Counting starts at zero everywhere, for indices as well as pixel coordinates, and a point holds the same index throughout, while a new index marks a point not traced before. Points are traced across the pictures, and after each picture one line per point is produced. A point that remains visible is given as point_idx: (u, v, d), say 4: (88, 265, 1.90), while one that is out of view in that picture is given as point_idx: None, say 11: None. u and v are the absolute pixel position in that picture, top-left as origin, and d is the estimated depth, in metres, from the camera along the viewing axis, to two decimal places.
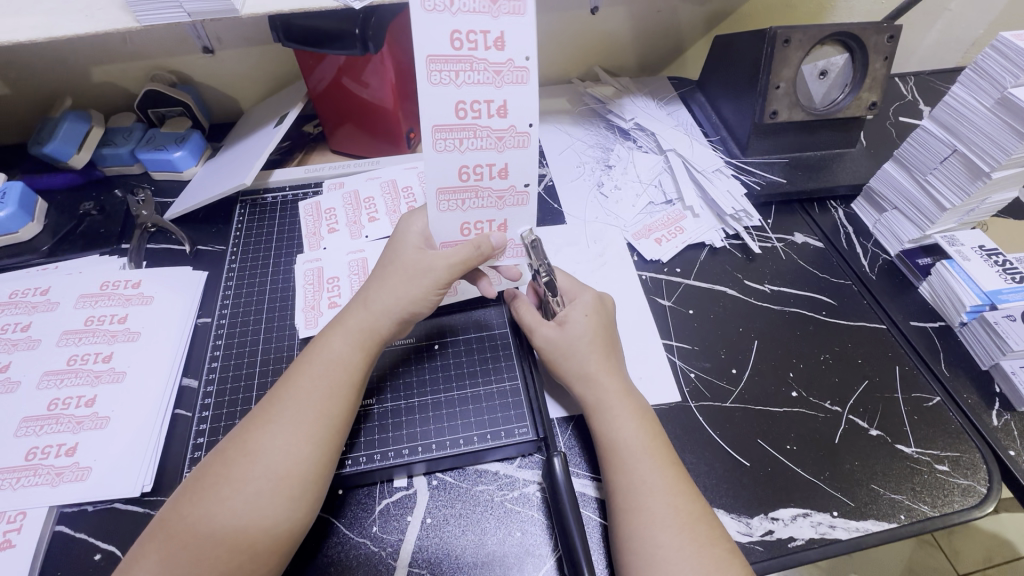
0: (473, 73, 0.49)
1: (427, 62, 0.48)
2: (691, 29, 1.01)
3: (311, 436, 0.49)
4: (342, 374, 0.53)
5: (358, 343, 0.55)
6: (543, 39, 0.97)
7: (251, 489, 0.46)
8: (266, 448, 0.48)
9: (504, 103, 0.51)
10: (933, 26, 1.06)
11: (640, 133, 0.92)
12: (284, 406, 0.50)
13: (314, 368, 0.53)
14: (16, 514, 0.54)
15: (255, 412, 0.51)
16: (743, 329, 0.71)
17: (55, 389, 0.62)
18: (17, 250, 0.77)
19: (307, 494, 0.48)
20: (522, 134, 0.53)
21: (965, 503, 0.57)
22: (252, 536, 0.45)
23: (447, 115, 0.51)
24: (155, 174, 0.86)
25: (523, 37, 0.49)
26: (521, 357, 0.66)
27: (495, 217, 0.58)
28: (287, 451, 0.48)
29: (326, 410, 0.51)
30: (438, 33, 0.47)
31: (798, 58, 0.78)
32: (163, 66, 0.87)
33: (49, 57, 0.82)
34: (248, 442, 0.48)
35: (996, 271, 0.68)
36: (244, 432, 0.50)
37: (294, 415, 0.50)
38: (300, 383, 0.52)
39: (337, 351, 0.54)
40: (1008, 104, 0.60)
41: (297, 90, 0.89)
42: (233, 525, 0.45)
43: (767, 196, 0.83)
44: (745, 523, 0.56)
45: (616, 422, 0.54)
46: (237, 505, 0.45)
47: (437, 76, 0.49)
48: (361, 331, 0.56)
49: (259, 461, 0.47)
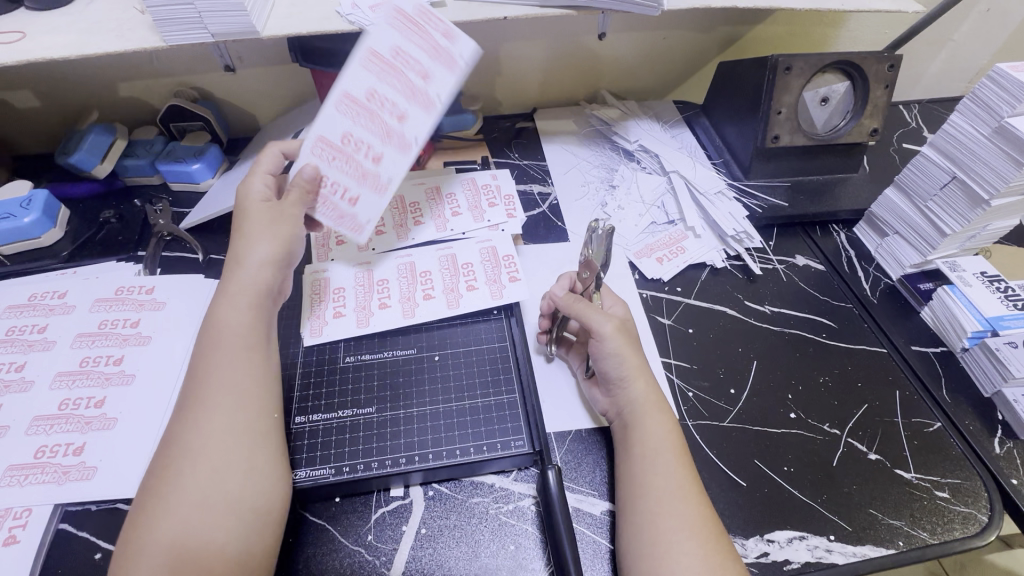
0: (394, 81, 0.60)
1: (367, 52, 0.58)
2: (696, 56, 1.03)
3: (242, 404, 0.52)
4: (246, 341, 0.55)
5: (252, 305, 0.57)
6: (551, 63, 1.00)
7: (201, 472, 0.48)
8: (205, 432, 0.50)
9: (404, 115, 0.61)
10: (936, 56, 1.07)
11: (644, 154, 0.94)
12: (206, 389, 0.52)
13: (221, 346, 0.54)
14: (22, 510, 0.55)
15: (182, 407, 0.52)
16: (743, 349, 0.71)
17: (67, 390, 0.64)
18: (37, 255, 0.80)
19: (257, 462, 0.51)
20: (406, 144, 0.63)
21: (965, 531, 0.56)
22: (220, 516, 0.47)
23: (359, 92, 0.60)
24: (173, 185, 0.89)
25: (445, 86, 0.61)
26: (505, 365, 0.67)
27: (351, 189, 0.65)
28: (223, 428, 0.50)
29: (247, 380, 0.53)
30: (386, 41, 0.57)
31: (799, 85, 0.80)
32: (186, 82, 0.91)
33: (79, 73, 0.87)
34: (183, 434, 0.50)
35: (997, 297, 0.68)
36: (175, 426, 0.51)
37: (221, 386, 0.52)
38: (213, 364, 0.53)
39: (235, 321, 0.56)
40: (1006, 133, 0.61)
41: (312, 107, 0.92)
42: (197, 509, 0.47)
43: (769, 218, 0.84)
44: (740, 544, 0.55)
45: (643, 438, 0.55)
46: (193, 490, 0.48)
47: (369, 65, 0.58)
48: (254, 294, 0.57)
49: (200, 448, 0.49)
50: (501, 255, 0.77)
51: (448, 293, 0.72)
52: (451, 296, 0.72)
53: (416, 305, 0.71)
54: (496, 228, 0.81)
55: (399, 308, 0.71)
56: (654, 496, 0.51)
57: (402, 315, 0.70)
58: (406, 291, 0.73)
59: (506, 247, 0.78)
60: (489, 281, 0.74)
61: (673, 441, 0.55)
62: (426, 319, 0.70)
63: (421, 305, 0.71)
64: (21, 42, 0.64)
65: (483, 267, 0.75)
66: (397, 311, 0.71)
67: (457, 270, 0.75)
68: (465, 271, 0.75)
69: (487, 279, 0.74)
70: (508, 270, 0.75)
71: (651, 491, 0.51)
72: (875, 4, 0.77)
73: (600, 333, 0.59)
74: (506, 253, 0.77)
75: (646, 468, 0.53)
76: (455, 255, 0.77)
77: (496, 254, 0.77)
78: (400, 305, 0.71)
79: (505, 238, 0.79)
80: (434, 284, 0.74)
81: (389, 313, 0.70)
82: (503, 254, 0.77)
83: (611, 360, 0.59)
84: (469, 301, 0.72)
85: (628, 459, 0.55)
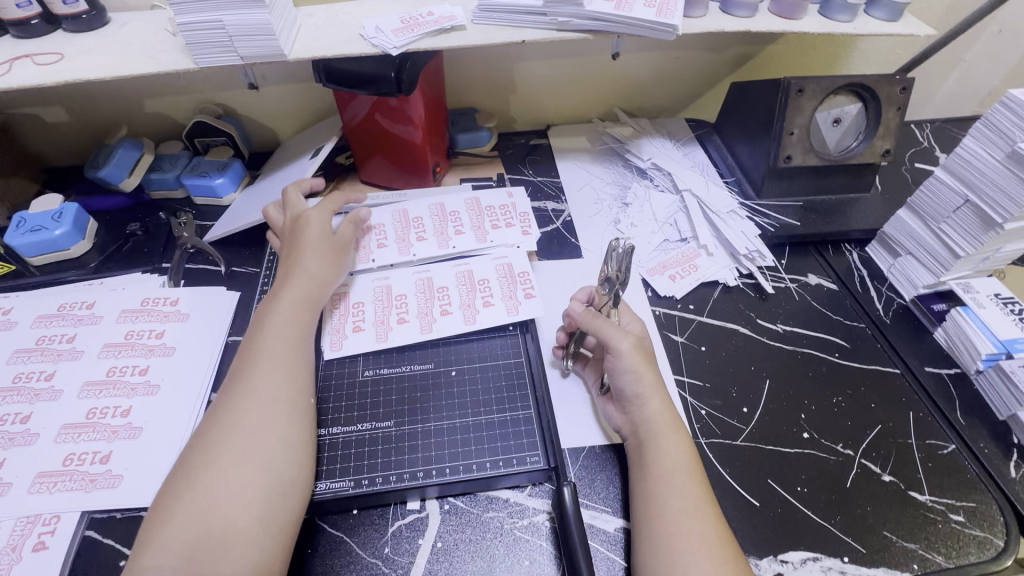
0: (437, 220, 0.85)
1: (435, 198, 0.89)
2: (708, 76, 1.05)
3: (278, 387, 0.57)
4: (291, 335, 0.62)
5: (300, 307, 0.65)
6: (566, 83, 1.02)
7: (230, 445, 0.52)
8: (239, 408, 0.55)
9: (422, 237, 0.83)
10: (949, 76, 1.08)
11: (656, 173, 0.95)
12: (248, 373, 0.58)
13: (268, 336, 0.61)
14: (51, 517, 0.57)
15: (224, 389, 0.57)
16: (755, 367, 0.72)
17: (94, 399, 0.66)
18: (66, 266, 0.82)
19: (286, 436, 0.55)
20: (405, 250, 0.81)
21: (981, 556, 0.56)
22: (244, 482, 0.50)
23: (409, 209, 0.87)
24: (197, 199, 0.91)
25: (466, 244, 0.82)
26: (521, 378, 0.68)
27: None
28: (258, 404, 0.55)
29: (286, 365, 0.59)
30: (453, 198, 0.89)
31: (811, 107, 0.81)
32: (211, 100, 0.94)
33: (109, 90, 0.90)
34: (221, 409, 0.55)
35: (1012, 320, 0.68)
36: (221, 404, 0.56)
37: (263, 368, 0.58)
38: (258, 351, 0.60)
39: (282, 316, 0.63)
40: (1018, 158, 0.61)
41: (332, 124, 0.94)
42: (224, 475, 0.50)
43: (781, 237, 0.85)
44: (754, 564, 0.56)
45: (659, 457, 0.56)
46: (223, 459, 0.51)
47: (430, 204, 0.88)
48: (302, 298, 0.66)
49: (233, 422, 0.54)
50: (517, 271, 0.78)
51: (465, 308, 0.74)
52: (468, 312, 0.73)
53: (434, 321, 0.73)
54: (512, 244, 0.83)
55: (417, 322, 0.73)
56: (668, 515, 0.52)
57: (420, 329, 0.72)
58: (424, 305, 0.74)
59: (522, 263, 0.79)
60: (505, 297, 0.75)
61: (686, 460, 0.56)
62: (444, 334, 0.72)
63: (439, 320, 0.73)
64: (59, 63, 0.67)
65: (499, 284, 0.77)
66: (415, 325, 0.72)
67: (474, 286, 0.76)
68: (481, 287, 0.76)
69: (503, 295, 0.75)
70: (524, 287, 0.76)
71: (666, 509, 0.52)
72: (886, 28, 0.78)
73: (617, 350, 0.60)
74: (522, 269, 0.79)
75: (660, 486, 0.54)
76: (471, 270, 0.78)
77: (512, 270, 0.78)
78: (418, 320, 0.73)
79: (519, 255, 0.81)
80: (451, 299, 0.75)
81: (408, 328, 0.72)
82: (519, 270, 0.78)
83: (627, 377, 0.60)
84: (486, 316, 0.73)
85: (643, 477, 0.55)
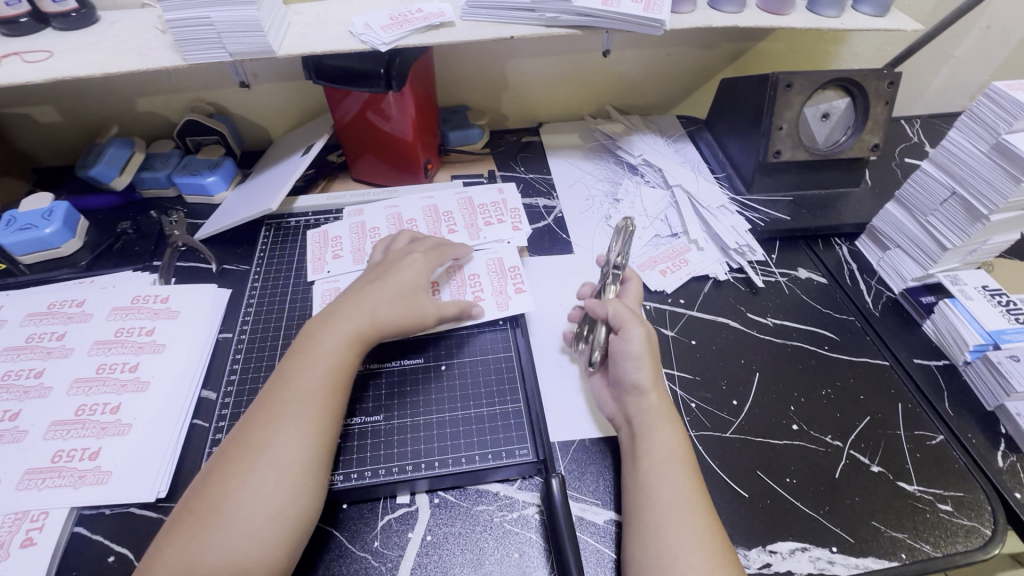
0: (431, 220, 0.85)
1: (426, 197, 0.89)
2: (699, 72, 1.05)
3: (313, 427, 0.53)
4: (337, 370, 0.57)
5: (350, 341, 0.60)
6: (558, 80, 1.02)
7: (255, 479, 0.49)
8: (270, 441, 0.51)
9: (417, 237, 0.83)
10: (938, 72, 1.09)
11: (648, 169, 0.95)
12: (286, 403, 0.54)
13: (312, 365, 0.57)
14: (39, 513, 0.57)
15: (258, 409, 0.55)
16: (745, 360, 0.72)
17: (83, 396, 0.66)
18: (57, 264, 0.82)
19: (311, 481, 0.51)
20: None
21: (969, 545, 0.56)
22: (259, 524, 0.48)
23: (401, 210, 0.87)
24: (188, 197, 0.91)
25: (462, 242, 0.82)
26: (523, 380, 0.68)
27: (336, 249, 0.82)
28: (290, 443, 0.52)
29: (325, 403, 0.55)
30: (446, 196, 0.89)
31: (800, 102, 0.81)
32: (202, 98, 0.94)
33: (100, 89, 0.90)
34: (254, 435, 0.52)
35: (999, 311, 0.69)
36: (247, 430, 0.53)
37: (295, 405, 0.54)
38: (300, 379, 0.56)
39: (330, 348, 0.58)
40: (1003, 150, 0.62)
41: (323, 122, 0.94)
42: (242, 513, 0.48)
43: (771, 232, 0.85)
44: (743, 555, 0.56)
45: (649, 449, 0.56)
46: (245, 495, 0.49)
47: (422, 203, 0.88)
48: (354, 331, 0.60)
49: (263, 455, 0.51)
50: (507, 267, 0.78)
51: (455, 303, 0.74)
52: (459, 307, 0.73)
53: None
54: (502, 240, 0.83)
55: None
56: (657, 506, 0.52)
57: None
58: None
59: (513, 258, 0.80)
60: (496, 292, 0.75)
61: (676, 451, 0.56)
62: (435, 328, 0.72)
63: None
64: (49, 61, 0.67)
65: (489, 279, 0.77)
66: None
67: (464, 279, 0.76)
68: (471, 281, 0.76)
69: (493, 290, 0.75)
70: (514, 283, 0.76)
71: (654, 501, 0.52)
72: (874, 23, 0.79)
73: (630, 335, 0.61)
74: (513, 264, 0.79)
75: (649, 478, 0.54)
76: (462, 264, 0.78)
77: (503, 265, 0.79)
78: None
79: (510, 250, 0.81)
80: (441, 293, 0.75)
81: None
82: (510, 266, 0.78)
83: (630, 364, 0.61)
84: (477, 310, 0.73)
85: (634, 469, 0.56)
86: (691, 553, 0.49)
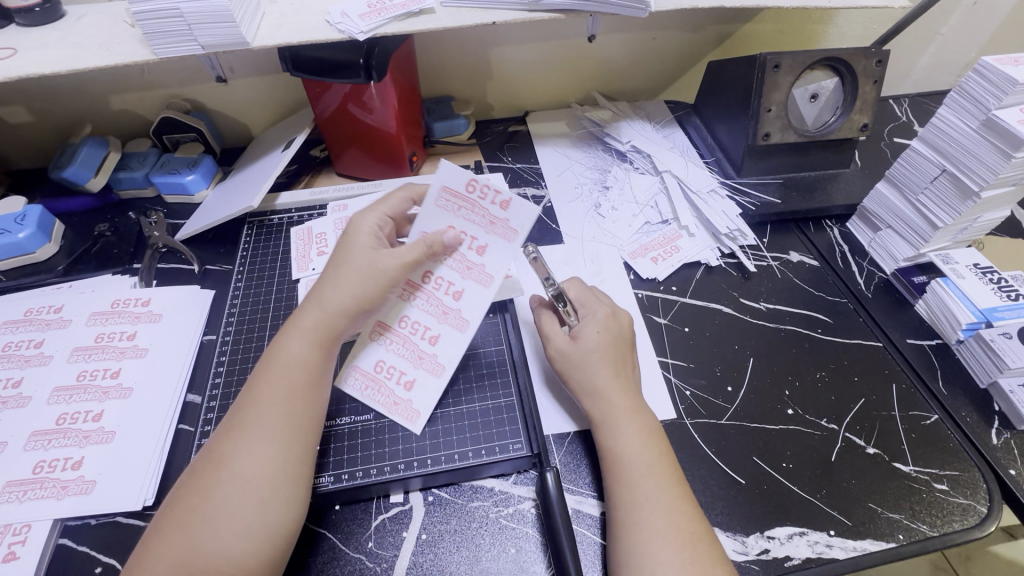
0: None
1: None
2: (686, 56, 1.03)
3: (276, 440, 0.51)
4: (300, 376, 0.54)
5: (314, 342, 0.56)
6: (543, 67, 1.00)
7: (219, 495, 0.48)
8: (234, 456, 0.49)
9: None
10: (926, 50, 1.08)
11: (636, 155, 0.94)
12: (247, 414, 0.52)
13: (275, 374, 0.54)
14: (21, 526, 0.55)
15: (227, 420, 0.53)
16: (739, 346, 0.72)
17: (64, 404, 0.64)
18: (33, 270, 0.80)
19: (279, 494, 0.49)
20: None
21: (965, 523, 0.57)
22: (225, 541, 0.46)
23: None
24: (167, 197, 0.89)
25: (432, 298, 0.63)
26: (510, 376, 0.66)
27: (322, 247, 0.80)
28: (252, 456, 0.49)
29: (289, 412, 0.52)
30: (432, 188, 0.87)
31: (788, 83, 0.80)
32: (177, 94, 0.92)
33: (70, 87, 0.87)
34: (218, 449, 0.50)
35: (991, 289, 0.69)
36: (215, 442, 0.51)
37: (257, 417, 0.51)
38: (262, 388, 0.53)
39: (294, 352, 0.55)
40: (994, 126, 0.61)
41: (304, 116, 0.92)
42: (207, 530, 0.46)
43: (762, 216, 0.84)
44: (741, 541, 0.56)
45: (634, 443, 0.55)
46: (210, 512, 0.47)
47: None
48: (316, 329, 0.56)
49: (225, 469, 0.49)
50: (462, 190, 0.60)
51: (467, 273, 0.63)
52: (477, 274, 0.63)
53: (463, 311, 0.63)
54: None
55: (450, 325, 0.63)
56: (652, 496, 0.51)
57: (459, 330, 0.63)
58: (437, 309, 0.63)
59: (458, 176, 0.59)
60: (486, 225, 0.61)
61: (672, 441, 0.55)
62: (476, 309, 0.63)
63: (461, 305, 0.63)
64: (12, 59, 0.65)
65: (465, 219, 0.61)
66: (450, 329, 0.63)
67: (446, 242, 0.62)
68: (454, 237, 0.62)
69: (482, 226, 0.61)
70: (490, 199, 0.60)
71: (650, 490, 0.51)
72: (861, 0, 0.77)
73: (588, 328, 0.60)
74: (464, 181, 0.60)
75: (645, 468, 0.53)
76: (427, 230, 0.62)
77: (457, 192, 0.60)
78: (449, 322, 0.63)
79: None
80: (446, 276, 0.63)
81: (448, 338, 0.63)
82: (464, 186, 0.60)
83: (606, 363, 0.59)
84: (492, 258, 0.62)
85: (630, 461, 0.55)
86: (688, 541, 0.48)
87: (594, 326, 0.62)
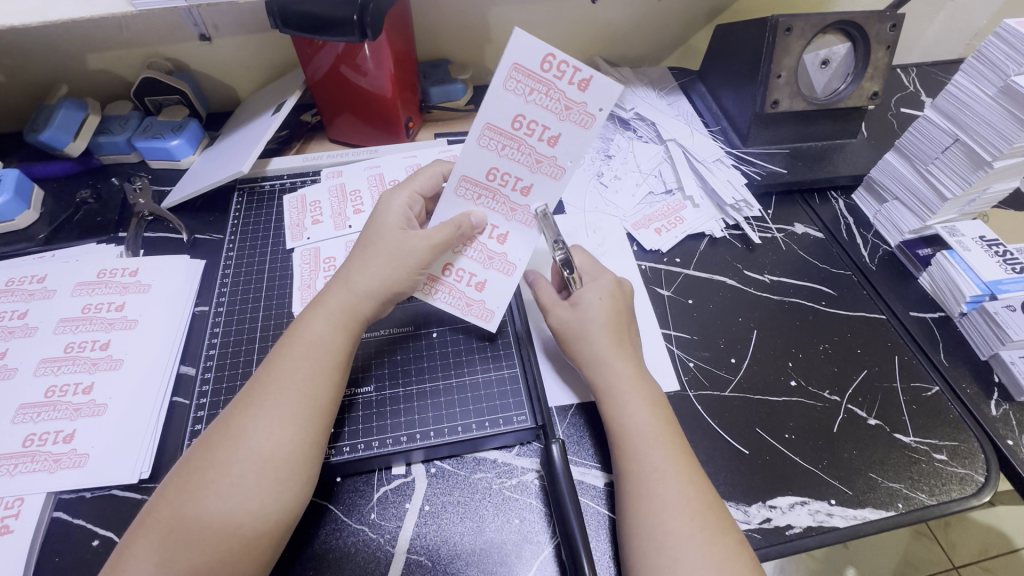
0: None
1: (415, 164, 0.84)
2: (693, 20, 1.00)
3: (296, 419, 0.49)
4: (325, 356, 0.52)
5: (338, 322, 0.54)
6: (544, 30, 0.96)
7: (235, 471, 0.46)
8: (250, 432, 0.48)
9: None
10: (936, 17, 1.05)
11: (640, 123, 0.90)
12: (266, 391, 0.50)
13: (297, 350, 0.52)
14: (14, 500, 0.54)
15: (241, 395, 0.51)
16: (743, 318, 0.71)
17: (52, 376, 0.62)
18: (13, 238, 0.77)
19: (296, 477, 0.48)
20: None
21: (963, 492, 0.57)
22: (240, 521, 0.45)
23: (392, 175, 0.82)
24: (152, 163, 0.85)
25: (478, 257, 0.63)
26: (520, 350, 0.65)
27: (323, 216, 0.78)
28: (271, 436, 0.48)
29: (311, 392, 0.50)
30: (430, 152, 0.86)
31: (800, 47, 0.77)
32: (159, 53, 0.87)
33: (42, 44, 0.82)
34: (235, 424, 0.48)
35: (996, 261, 0.68)
36: (229, 418, 0.49)
37: (275, 395, 0.49)
38: (282, 365, 0.51)
39: (317, 331, 0.53)
40: (1012, 92, 0.59)
41: (293, 78, 0.88)
42: (222, 509, 0.45)
43: (768, 186, 0.83)
44: (743, 511, 0.56)
45: (646, 418, 0.54)
46: (223, 488, 0.45)
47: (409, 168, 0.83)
48: (342, 312, 0.55)
49: (243, 446, 0.47)
50: (537, 69, 0.52)
51: (537, 167, 0.58)
52: (522, 216, 0.61)
53: (508, 255, 0.62)
54: None
55: (495, 271, 0.63)
56: (659, 468, 0.50)
57: (505, 274, 0.63)
58: (481, 255, 0.63)
59: (533, 50, 0.51)
60: (560, 112, 0.54)
61: None
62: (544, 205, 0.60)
63: (506, 248, 0.62)
64: None
65: (509, 159, 0.57)
66: (496, 275, 0.63)
67: (516, 133, 0.55)
68: (524, 126, 0.55)
69: (557, 113, 0.54)
70: (567, 79, 0.52)
71: (658, 466, 0.50)
72: None
73: (589, 315, 0.60)
74: (539, 56, 0.51)
75: (653, 444, 0.52)
76: (495, 120, 0.55)
77: (530, 71, 0.52)
78: (494, 268, 0.63)
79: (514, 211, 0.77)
80: (513, 171, 0.58)
81: (495, 283, 0.63)
82: (540, 63, 0.51)
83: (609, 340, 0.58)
84: (564, 149, 0.56)
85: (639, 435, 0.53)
86: (693, 511, 0.48)
87: (596, 293, 0.61)
